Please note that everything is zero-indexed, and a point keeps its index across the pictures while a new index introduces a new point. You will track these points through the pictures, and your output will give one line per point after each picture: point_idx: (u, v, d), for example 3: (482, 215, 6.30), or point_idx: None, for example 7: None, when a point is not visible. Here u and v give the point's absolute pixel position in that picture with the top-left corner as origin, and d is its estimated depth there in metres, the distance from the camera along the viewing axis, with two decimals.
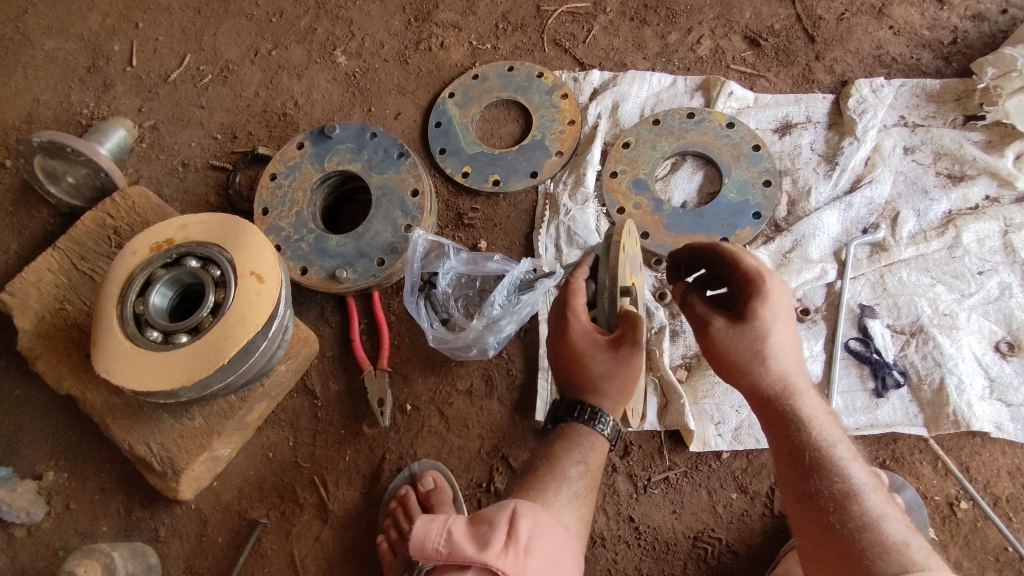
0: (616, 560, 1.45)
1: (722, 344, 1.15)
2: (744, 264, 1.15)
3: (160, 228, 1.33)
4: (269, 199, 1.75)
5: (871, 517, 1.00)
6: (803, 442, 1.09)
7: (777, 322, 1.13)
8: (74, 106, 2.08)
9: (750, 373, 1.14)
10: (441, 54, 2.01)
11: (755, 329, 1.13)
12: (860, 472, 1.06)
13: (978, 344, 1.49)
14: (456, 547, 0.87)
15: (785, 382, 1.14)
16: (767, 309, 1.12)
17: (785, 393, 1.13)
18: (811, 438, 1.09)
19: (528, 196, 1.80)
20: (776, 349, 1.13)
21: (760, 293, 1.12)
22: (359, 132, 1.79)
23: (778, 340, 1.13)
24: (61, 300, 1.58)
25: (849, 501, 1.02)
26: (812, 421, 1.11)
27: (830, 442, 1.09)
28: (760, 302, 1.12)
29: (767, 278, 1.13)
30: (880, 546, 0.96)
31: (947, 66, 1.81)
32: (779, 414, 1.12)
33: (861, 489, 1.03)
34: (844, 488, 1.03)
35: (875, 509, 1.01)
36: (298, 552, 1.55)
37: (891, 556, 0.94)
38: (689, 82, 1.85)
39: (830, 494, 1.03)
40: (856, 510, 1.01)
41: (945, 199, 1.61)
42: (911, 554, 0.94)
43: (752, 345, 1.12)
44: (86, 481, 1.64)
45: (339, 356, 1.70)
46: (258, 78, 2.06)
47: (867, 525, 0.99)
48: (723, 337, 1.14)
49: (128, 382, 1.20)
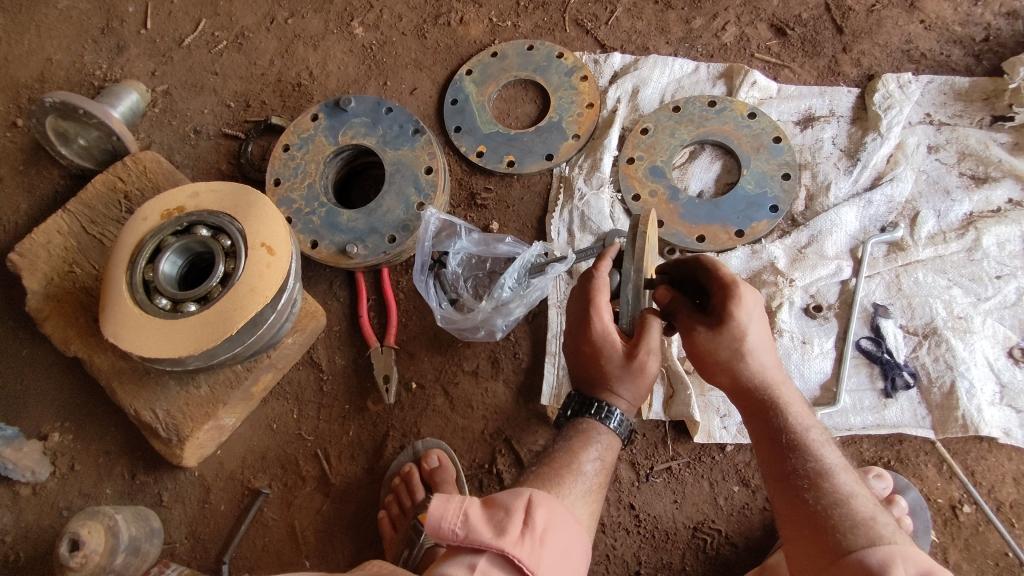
0: (615, 547, 1.46)
1: (697, 343, 1.16)
2: (718, 270, 1.15)
3: (171, 195, 1.31)
4: (281, 170, 1.74)
5: (842, 494, 1.00)
6: (777, 427, 1.11)
7: (752, 319, 1.14)
8: (87, 67, 2.05)
9: (728, 369, 1.15)
10: (460, 30, 1.98)
11: (732, 330, 1.13)
12: (833, 454, 1.07)
13: (991, 349, 1.48)
14: (473, 531, 0.86)
15: (762, 374, 1.15)
16: (743, 310, 1.11)
17: (762, 384, 1.15)
18: (785, 422, 1.10)
19: (542, 179, 1.78)
20: (753, 344, 1.14)
21: (733, 292, 1.12)
22: (374, 106, 1.77)
23: (753, 337, 1.14)
24: (70, 263, 1.58)
25: (822, 479, 1.03)
26: (786, 407, 1.12)
27: (804, 426, 1.10)
28: (736, 305, 1.12)
29: (741, 284, 1.13)
30: (849, 521, 0.96)
31: (977, 64, 1.77)
32: (756, 404, 1.14)
33: (832, 468, 1.04)
34: (815, 467, 1.04)
35: (846, 487, 1.02)
36: (299, 523, 1.56)
37: (860, 531, 0.95)
38: (712, 69, 1.82)
39: (803, 474, 1.04)
40: (828, 487, 1.01)
41: (967, 200, 1.58)
42: (879, 529, 0.95)
43: (729, 343, 1.14)
44: (91, 444, 1.65)
45: (346, 331, 1.69)
46: (274, 47, 2.03)
47: (838, 502, 0.99)
48: (698, 337, 1.16)
49: (137, 349, 1.20)
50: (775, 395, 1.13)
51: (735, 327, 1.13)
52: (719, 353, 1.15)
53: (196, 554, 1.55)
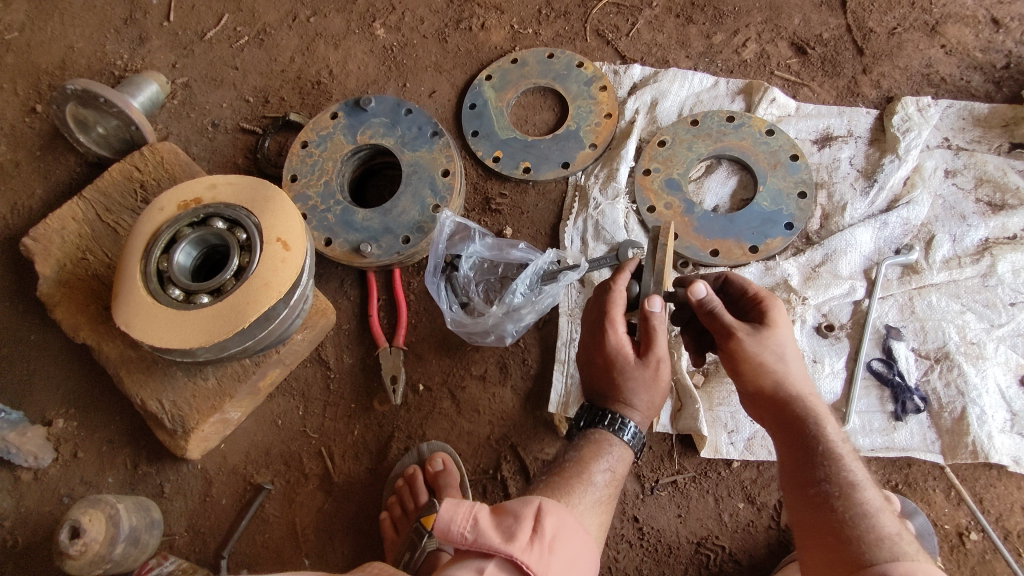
0: (617, 559, 1.45)
1: (741, 346, 1.16)
2: (750, 287, 1.25)
3: (189, 186, 1.32)
4: (298, 166, 1.74)
5: (870, 507, 1.02)
6: (812, 435, 1.11)
7: (788, 332, 1.18)
8: (108, 57, 2.06)
9: (767, 373, 1.16)
10: (481, 35, 1.98)
11: (771, 338, 1.16)
12: (862, 469, 1.08)
13: (1003, 376, 1.47)
14: (481, 534, 0.86)
15: (797, 385, 1.16)
16: (782, 321, 1.18)
17: (797, 394, 1.15)
18: (820, 432, 1.11)
19: (558, 186, 1.78)
20: (789, 355, 1.17)
21: (771, 302, 1.20)
22: (395, 108, 1.78)
23: (790, 350, 1.18)
24: (83, 250, 1.58)
25: (851, 490, 1.04)
26: (820, 417, 1.13)
27: (836, 438, 1.12)
28: (774, 315, 1.18)
29: (775, 298, 1.21)
30: (875, 534, 0.98)
31: (997, 91, 1.77)
32: (790, 411, 1.14)
33: (861, 482, 1.06)
34: (845, 478, 1.05)
35: (873, 501, 1.03)
36: (300, 520, 1.55)
37: (884, 544, 0.96)
38: (731, 85, 1.82)
39: (832, 484, 1.05)
40: (857, 499, 1.03)
41: (984, 226, 1.57)
42: (903, 545, 0.96)
43: (771, 350, 1.16)
44: (95, 432, 1.65)
45: (355, 330, 1.69)
46: (295, 44, 2.04)
47: (865, 514, 1.01)
48: (743, 340, 1.15)
49: (148, 338, 1.19)
50: (810, 405, 1.14)
51: (775, 337, 1.17)
52: (761, 359, 1.16)
53: (196, 547, 1.55)
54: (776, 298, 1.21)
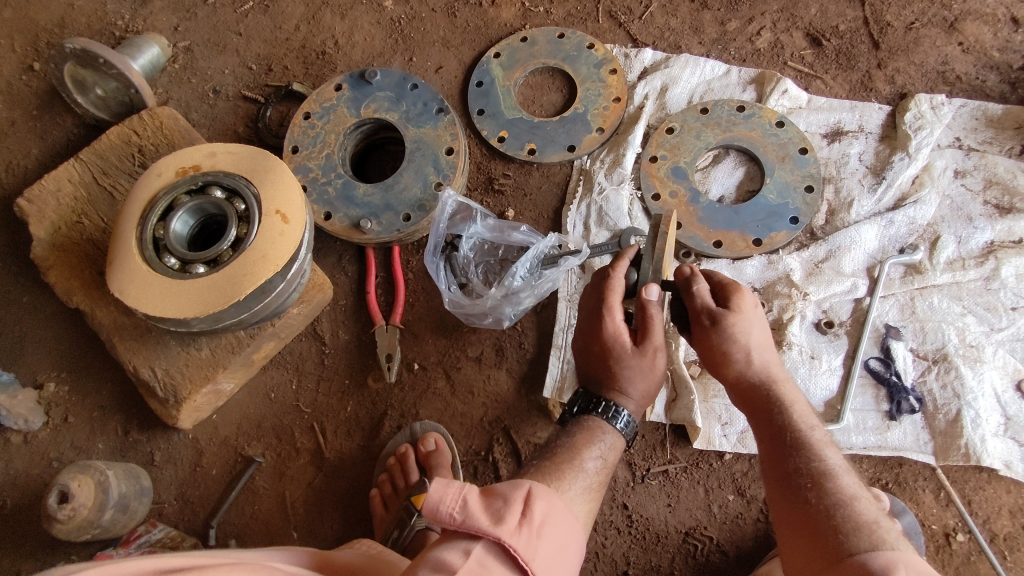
0: (605, 545, 1.46)
1: (702, 341, 1.18)
2: (717, 278, 1.21)
3: (188, 152, 1.29)
4: (300, 138, 1.71)
5: (845, 495, 1.00)
6: (781, 425, 1.12)
7: (755, 316, 1.17)
8: (109, 16, 2.02)
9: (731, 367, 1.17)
10: (491, 11, 1.94)
11: (735, 325, 1.14)
12: (836, 456, 1.08)
13: (1000, 380, 1.47)
14: (471, 516, 0.82)
15: (767, 370, 1.18)
16: (745, 309, 1.15)
17: (766, 382, 1.17)
18: (788, 421, 1.12)
19: (562, 169, 1.75)
20: (756, 343, 1.17)
21: (735, 289, 1.17)
22: (400, 82, 1.75)
23: (755, 336, 1.17)
24: (79, 214, 1.56)
25: (825, 479, 1.03)
26: (790, 406, 1.14)
27: (806, 426, 1.12)
28: (738, 299, 1.16)
29: (742, 287, 1.17)
30: (852, 522, 0.96)
31: (1012, 92, 1.75)
32: (759, 403, 1.16)
33: (837, 470, 1.05)
34: (818, 468, 1.05)
35: (849, 489, 1.02)
36: (290, 494, 1.55)
37: (863, 532, 0.94)
38: (744, 74, 1.79)
39: (806, 474, 1.05)
40: (831, 488, 1.02)
41: (990, 229, 1.56)
42: (882, 533, 0.94)
43: (733, 341, 1.15)
44: (86, 398, 1.64)
45: (352, 306, 1.67)
46: (301, 12, 1.99)
47: (841, 503, 0.99)
48: (702, 337, 1.17)
49: (141, 306, 1.18)
50: (779, 394, 1.15)
51: (738, 325, 1.14)
52: (723, 349, 1.16)
53: (185, 516, 1.55)
54: (741, 287, 1.17)
